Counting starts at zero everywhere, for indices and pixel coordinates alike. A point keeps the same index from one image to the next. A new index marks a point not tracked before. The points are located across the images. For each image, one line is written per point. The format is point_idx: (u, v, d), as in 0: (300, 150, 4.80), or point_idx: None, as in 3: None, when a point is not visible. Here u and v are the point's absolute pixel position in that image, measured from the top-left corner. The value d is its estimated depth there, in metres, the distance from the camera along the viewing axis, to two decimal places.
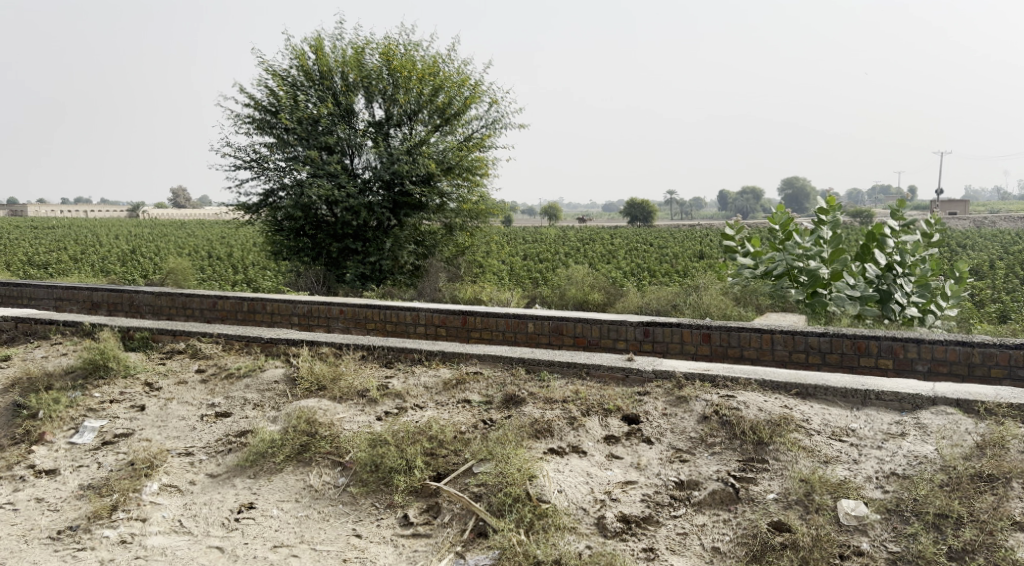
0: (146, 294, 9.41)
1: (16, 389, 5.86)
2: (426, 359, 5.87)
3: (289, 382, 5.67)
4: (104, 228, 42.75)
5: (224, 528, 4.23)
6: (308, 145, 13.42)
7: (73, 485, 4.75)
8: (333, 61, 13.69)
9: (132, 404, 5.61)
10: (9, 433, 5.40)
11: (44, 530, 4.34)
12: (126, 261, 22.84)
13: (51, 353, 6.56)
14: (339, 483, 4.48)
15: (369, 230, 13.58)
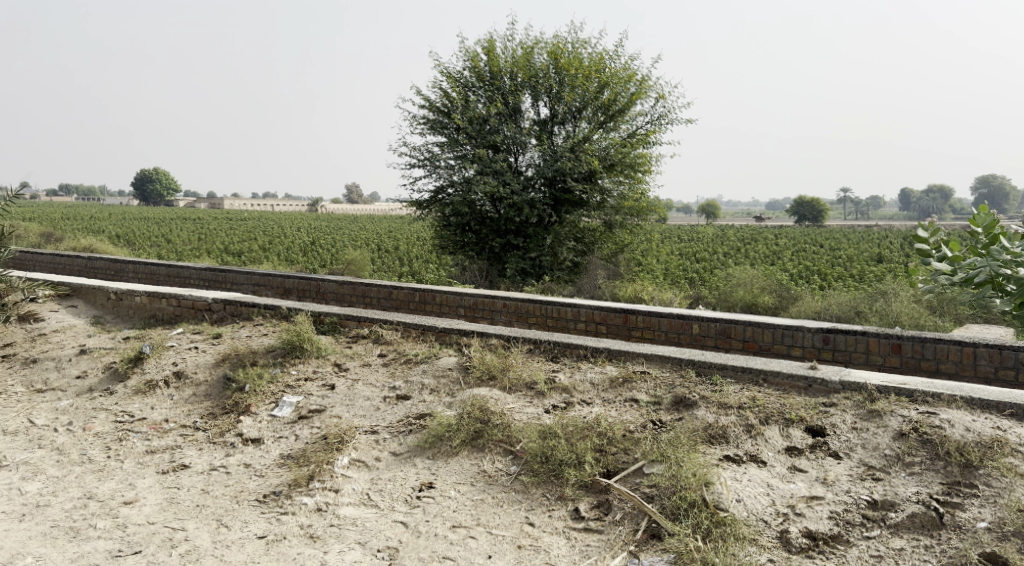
0: (330, 282, 10.10)
1: (226, 363, 6.51)
2: (593, 355, 5.86)
3: (462, 370, 5.88)
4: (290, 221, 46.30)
5: (407, 504, 4.47)
6: (476, 144, 13.85)
7: (275, 454, 5.22)
8: (504, 61, 14.03)
9: (323, 383, 6.06)
10: (221, 403, 6.01)
11: (252, 493, 4.79)
12: (306, 252, 24.63)
13: (253, 333, 7.22)
14: (511, 471, 4.59)
15: (530, 227, 13.74)
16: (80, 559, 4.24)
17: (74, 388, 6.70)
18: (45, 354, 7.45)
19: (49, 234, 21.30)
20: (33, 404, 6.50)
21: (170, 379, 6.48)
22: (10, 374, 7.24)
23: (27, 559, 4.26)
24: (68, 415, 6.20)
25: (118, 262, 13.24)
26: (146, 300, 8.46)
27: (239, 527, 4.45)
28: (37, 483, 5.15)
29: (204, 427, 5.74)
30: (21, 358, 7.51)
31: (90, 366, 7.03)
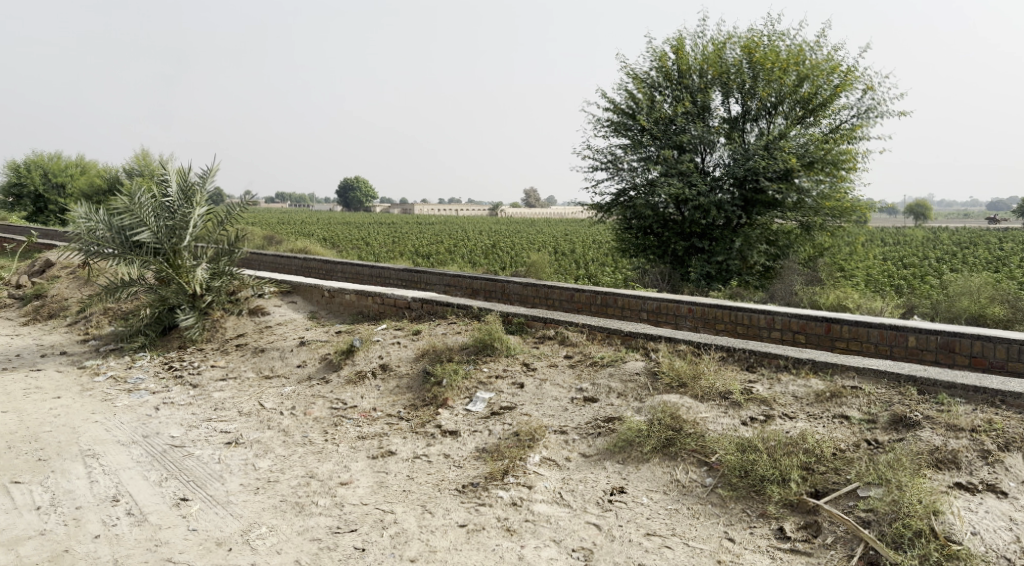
0: (515, 284, 10.33)
1: (425, 358, 6.86)
2: (794, 367, 5.52)
3: (651, 375, 5.78)
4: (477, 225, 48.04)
5: (600, 507, 4.46)
6: (662, 145, 13.58)
7: (471, 447, 5.43)
8: (694, 59, 13.70)
9: (514, 381, 6.21)
10: (421, 396, 6.37)
11: (452, 483, 5.02)
12: (489, 255, 25.49)
13: (447, 331, 7.56)
14: (708, 483, 4.44)
15: (717, 229, 13.28)
16: (305, 532, 4.66)
17: (295, 376, 7.37)
18: (271, 344, 8.27)
19: (269, 237, 23.75)
20: (263, 389, 7.23)
21: (376, 371, 6.94)
22: (243, 361, 8.11)
23: (261, 528, 4.75)
24: (291, 400, 6.84)
25: (328, 263, 14.42)
26: (354, 297, 9.12)
27: (442, 515, 4.67)
28: (267, 460, 5.72)
29: (407, 417, 6.09)
30: (252, 347, 8.38)
31: (308, 356, 7.70)
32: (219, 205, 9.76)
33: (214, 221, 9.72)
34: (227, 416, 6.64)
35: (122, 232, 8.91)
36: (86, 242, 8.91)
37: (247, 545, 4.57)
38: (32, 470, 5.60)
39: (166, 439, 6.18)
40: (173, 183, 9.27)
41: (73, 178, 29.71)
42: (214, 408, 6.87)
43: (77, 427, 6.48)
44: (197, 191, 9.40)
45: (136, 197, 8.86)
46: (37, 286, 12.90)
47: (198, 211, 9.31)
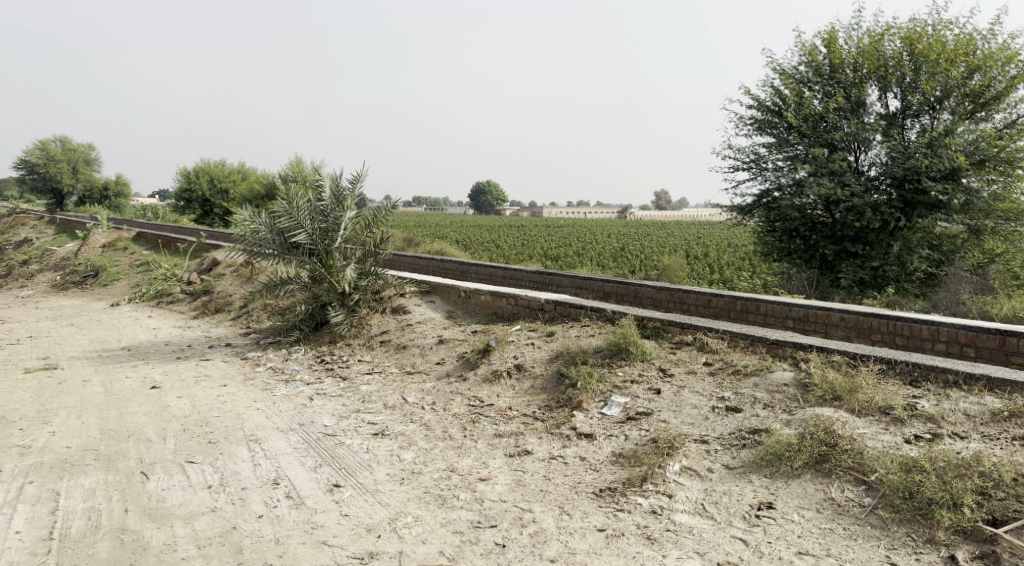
0: (649, 287, 10.09)
1: (560, 360, 6.86)
2: (965, 383, 5.09)
3: (800, 387, 5.49)
4: (607, 228, 47.72)
5: (746, 521, 4.29)
6: (811, 143, 12.95)
7: (608, 451, 5.38)
8: (848, 52, 12.96)
9: (650, 386, 6.08)
10: (556, 397, 6.38)
11: (590, 486, 4.99)
12: (618, 258, 25.21)
13: (582, 333, 7.52)
14: (867, 503, 4.21)
15: (872, 232, 12.47)
16: (448, 525, 4.80)
17: (434, 372, 7.60)
18: (412, 342, 8.56)
19: (409, 239, 24.67)
20: (405, 384, 7.50)
21: (512, 370, 7.01)
22: (386, 357, 8.47)
23: (407, 517, 4.93)
24: (432, 396, 7.05)
25: (464, 264, 14.77)
26: (489, 298, 9.27)
27: (580, 517, 4.66)
28: (410, 452, 5.93)
29: (543, 418, 6.12)
30: (394, 343, 8.72)
31: (447, 354, 7.92)
32: (368, 207, 10.21)
33: (362, 223, 10.17)
34: (373, 409, 6.94)
35: (280, 233, 9.51)
36: (250, 244, 9.45)
37: (394, 534, 4.76)
38: (204, 451, 6.08)
39: (319, 428, 6.54)
40: (327, 187, 9.84)
41: (235, 184, 32.12)
42: (361, 401, 7.20)
43: (241, 413, 6.99)
44: (349, 196, 9.90)
45: (294, 200, 9.46)
46: (205, 283, 14.04)
47: (349, 213, 9.79)
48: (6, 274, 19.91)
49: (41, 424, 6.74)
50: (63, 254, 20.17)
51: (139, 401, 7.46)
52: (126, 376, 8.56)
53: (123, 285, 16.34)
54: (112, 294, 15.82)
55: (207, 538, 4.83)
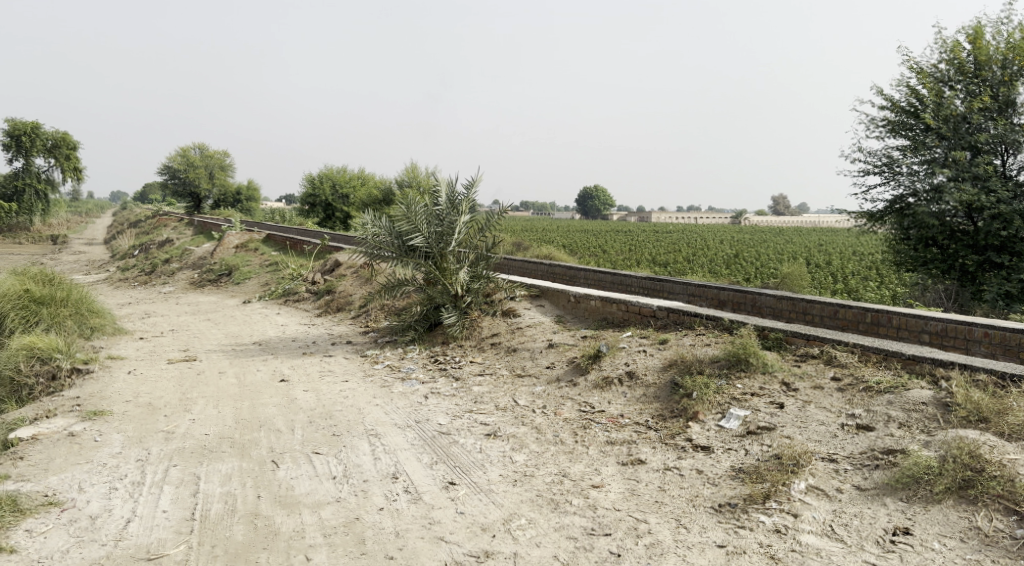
0: (768, 296, 9.69)
1: (674, 369, 6.68)
2: None
3: (940, 407, 5.14)
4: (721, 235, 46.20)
5: (880, 546, 4.16)
6: (951, 146, 12.10)
7: (726, 465, 5.22)
8: (996, 48, 12.04)
9: (772, 400, 5.84)
10: (670, 407, 6.23)
11: (708, 500, 4.86)
12: (732, 265, 24.35)
13: (697, 341, 7.25)
14: (1018, 535, 4.03)
15: (1021, 242, 11.51)
16: (561, 530, 4.79)
17: (545, 376, 7.60)
18: (522, 345, 8.60)
19: (519, 244, 24.84)
20: (517, 387, 7.55)
21: (624, 378, 6.90)
22: (498, 359, 8.57)
23: (521, 520, 4.96)
24: (543, 400, 7.06)
25: (573, 269, 14.61)
26: (599, 304, 9.14)
27: (698, 532, 4.56)
28: (523, 455, 5.95)
29: (656, 427, 6.00)
30: (505, 346, 8.80)
31: (558, 359, 7.90)
32: (481, 211, 10.26)
33: (476, 228, 10.25)
34: (485, 410, 7.02)
35: (399, 237, 9.84)
36: (370, 246, 9.95)
37: (508, 535, 4.81)
38: (328, 443, 6.35)
39: (434, 426, 6.69)
40: (443, 192, 10.02)
41: (356, 190, 33.43)
42: (473, 401, 7.30)
43: (361, 408, 7.25)
44: (464, 199, 10.00)
45: (413, 205, 9.73)
46: (328, 283, 14.68)
47: (463, 218, 9.92)
48: (151, 271, 21.54)
49: (182, 411, 7.23)
50: (200, 254, 21.60)
51: (269, 393, 7.88)
52: (258, 368, 9.08)
53: (253, 284, 17.33)
54: (244, 292, 16.81)
55: (331, 527, 5.04)
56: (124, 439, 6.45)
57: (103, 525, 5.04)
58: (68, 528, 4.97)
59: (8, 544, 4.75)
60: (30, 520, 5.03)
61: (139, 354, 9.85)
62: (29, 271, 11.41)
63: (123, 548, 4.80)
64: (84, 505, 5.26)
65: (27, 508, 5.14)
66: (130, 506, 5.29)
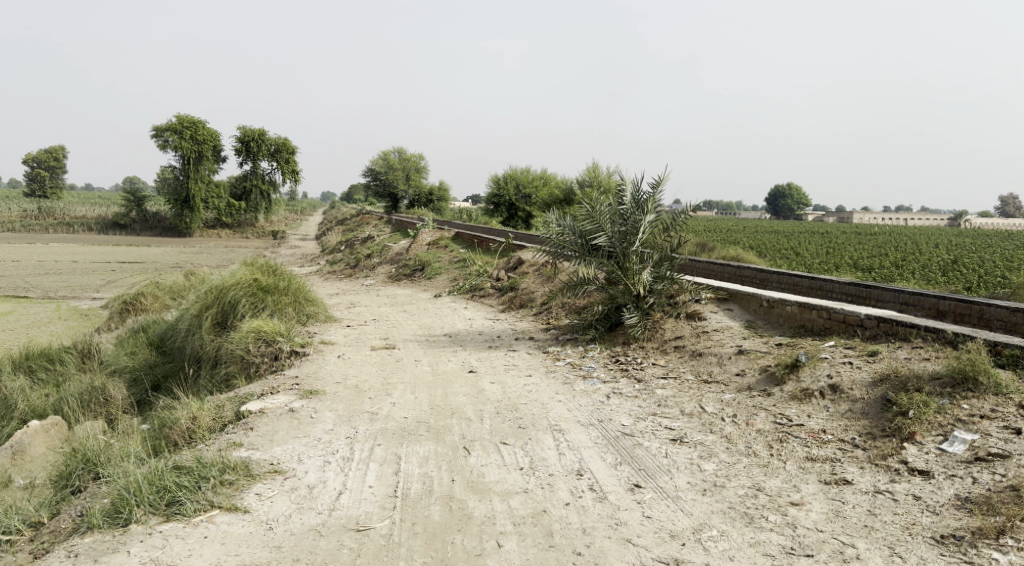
0: (999, 308, 8.66)
1: (886, 385, 6.13)
2: None
3: None
4: (920, 237, 43.33)
5: None
6: None
7: (949, 494, 4.81)
8: None
9: (1006, 425, 5.23)
10: (880, 425, 5.74)
11: (928, 529, 4.55)
12: (946, 273, 22.05)
13: (913, 355, 6.60)
14: None
15: None
16: (756, 546, 4.61)
17: (735, 384, 7.27)
18: (709, 349, 8.29)
19: (705, 244, 24.05)
20: (703, 392, 7.30)
21: (825, 391, 6.44)
22: (682, 363, 8.33)
23: (712, 530, 4.81)
24: (733, 408, 6.76)
25: (764, 272, 13.84)
26: (796, 310, 8.50)
27: (916, 563, 4.33)
28: (712, 464, 5.75)
29: (864, 446, 5.56)
30: (690, 350, 8.53)
31: (749, 366, 7.53)
32: (665, 211, 10.03)
33: (660, 227, 10.02)
34: (671, 414, 6.85)
35: (582, 236, 9.91)
36: (556, 246, 10.09)
37: (699, 545, 4.68)
38: (515, 435, 6.50)
39: (618, 426, 6.63)
40: (628, 192, 9.94)
41: (539, 189, 34.08)
42: (657, 404, 7.15)
43: (545, 403, 7.35)
44: (649, 199, 9.87)
45: (596, 205, 9.83)
46: (512, 280, 15.05)
47: (648, 218, 9.77)
48: (355, 265, 23.27)
49: (384, 395, 7.72)
50: (396, 249, 23.02)
51: (459, 383, 8.21)
52: (449, 359, 9.50)
53: (444, 278, 18.17)
54: (435, 286, 17.69)
55: (521, 517, 5.15)
56: (334, 417, 7.00)
57: (319, 494, 5.50)
58: (290, 495, 5.47)
59: (242, 504, 5.31)
60: (259, 484, 5.60)
61: (346, 340, 10.65)
62: (256, 262, 12.72)
63: (335, 517, 5.21)
64: (303, 475, 5.77)
65: (257, 474, 5.72)
66: (341, 479, 5.73)
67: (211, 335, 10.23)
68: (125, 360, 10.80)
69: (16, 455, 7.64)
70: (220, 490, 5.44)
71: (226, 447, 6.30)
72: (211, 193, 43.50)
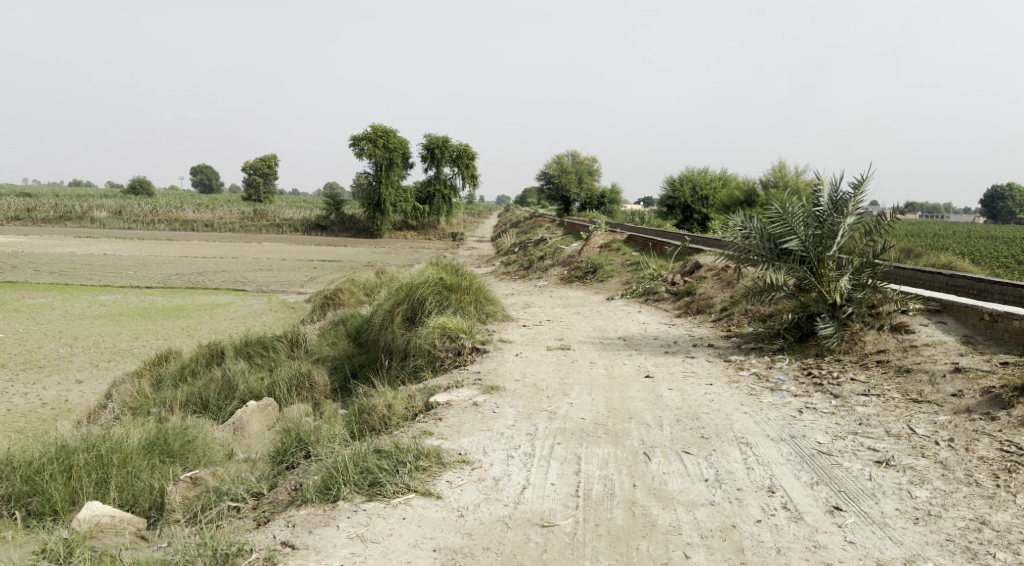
0: None
1: None
2: None
3: None
4: None
5: None
6: None
7: None
8: None
9: None
10: None
11: None
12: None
13: None
14: None
15: None
16: None
17: (950, 406, 6.60)
18: (918, 366, 7.59)
19: (906, 250, 22.06)
20: (912, 413, 6.68)
21: None
22: (886, 379, 7.67)
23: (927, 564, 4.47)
24: (948, 431, 6.13)
25: (981, 282, 12.46)
26: None
27: None
28: (925, 490, 5.26)
29: None
30: (895, 366, 7.84)
31: (967, 387, 6.79)
32: (868, 213, 9.32)
33: (862, 231, 9.31)
34: (874, 434, 6.33)
35: (771, 239, 9.44)
36: (740, 249, 9.67)
37: None
38: (699, 444, 6.30)
39: (813, 443, 6.23)
40: (825, 193, 9.38)
41: (717, 191, 32.99)
42: (858, 423, 6.64)
43: (730, 414, 7.06)
44: (850, 201, 9.24)
45: (788, 206, 9.26)
46: (689, 284, 14.65)
47: (847, 220, 9.13)
48: (529, 267, 23.73)
49: (562, 395, 7.79)
50: (568, 251, 23.20)
51: (637, 387, 8.10)
52: (625, 362, 9.41)
53: (618, 281, 18.06)
54: (609, 289, 17.61)
55: (709, 529, 4.99)
56: (516, 413, 7.15)
57: (505, 487, 5.63)
58: (478, 485, 5.65)
59: (435, 490, 5.56)
60: (450, 472, 5.83)
61: (524, 339, 10.87)
62: (441, 262, 13.32)
63: (521, 511, 5.31)
64: (489, 467, 5.95)
65: (447, 462, 5.98)
66: (525, 474, 5.83)
67: (401, 330, 10.84)
68: (326, 350, 11.72)
69: (238, 432, 8.50)
70: (415, 474, 5.74)
71: (419, 435, 6.63)
72: (400, 198, 46.21)
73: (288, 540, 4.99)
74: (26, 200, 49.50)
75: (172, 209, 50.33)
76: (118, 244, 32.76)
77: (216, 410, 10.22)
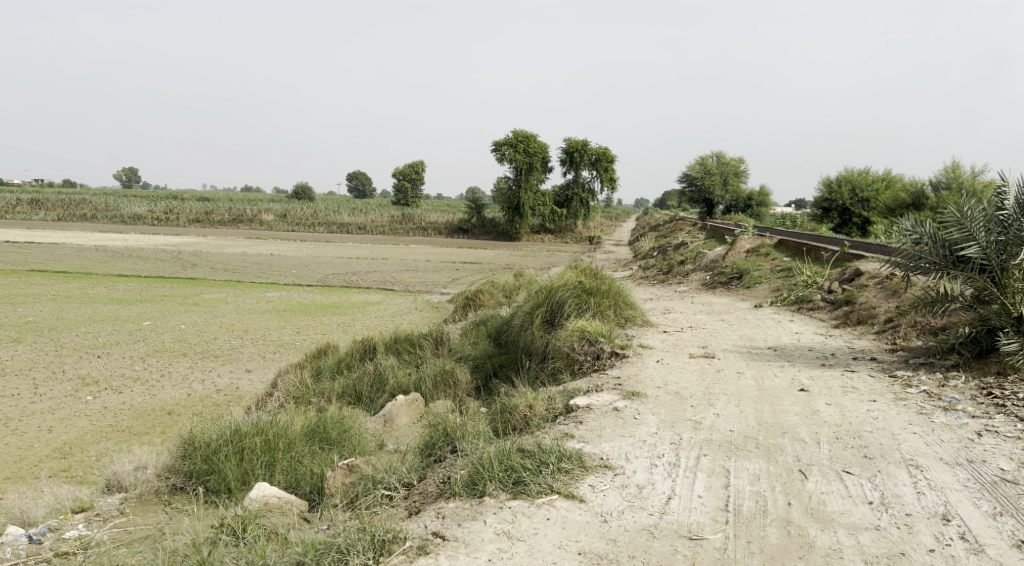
0: None
1: None
2: None
3: None
4: None
5: None
6: None
7: None
8: None
9: None
10: None
11: None
12: None
13: None
14: None
15: None
16: None
17: None
18: None
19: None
20: None
21: None
22: None
23: None
24: None
25: None
26: None
27: None
28: None
29: None
30: None
31: None
32: None
33: None
34: None
35: (946, 246, 8.67)
36: (909, 256, 8.95)
37: None
38: (861, 464, 5.90)
39: (994, 470, 5.68)
40: (1011, 194, 8.49)
41: (878, 192, 30.80)
42: None
43: (896, 433, 6.56)
44: None
45: (967, 209, 8.45)
46: (846, 292, 13.77)
47: None
48: (670, 272, 23.24)
49: (708, 405, 7.53)
50: (712, 255, 22.46)
51: (790, 400, 7.70)
52: (776, 374, 8.97)
53: (765, 288, 17.28)
54: (755, 296, 16.90)
55: (875, 556, 4.77)
56: (659, 421, 7.00)
57: (649, 496, 5.52)
58: (622, 491, 5.58)
59: (579, 494, 5.55)
60: (592, 476, 5.79)
61: (666, 345, 10.63)
62: (582, 264, 13.30)
63: (667, 521, 5.19)
64: (633, 474, 5.85)
65: (590, 466, 5.93)
66: (670, 484, 5.69)
67: (541, 332, 10.92)
68: (469, 349, 12.01)
69: (388, 424, 8.87)
70: (558, 476, 5.74)
71: (561, 437, 6.63)
72: (540, 202, 46.77)
73: (439, 531, 5.14)
74: (202, 204, 54.26)
75: (330, 213, 53.53)
76: (280, 245, 35.28)
77: (369, 402, 10.74)
